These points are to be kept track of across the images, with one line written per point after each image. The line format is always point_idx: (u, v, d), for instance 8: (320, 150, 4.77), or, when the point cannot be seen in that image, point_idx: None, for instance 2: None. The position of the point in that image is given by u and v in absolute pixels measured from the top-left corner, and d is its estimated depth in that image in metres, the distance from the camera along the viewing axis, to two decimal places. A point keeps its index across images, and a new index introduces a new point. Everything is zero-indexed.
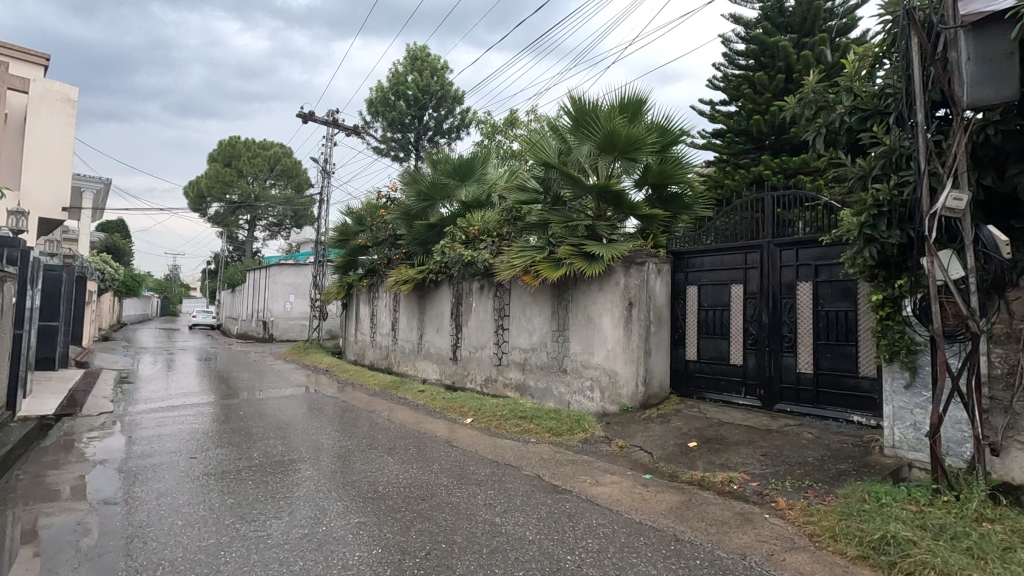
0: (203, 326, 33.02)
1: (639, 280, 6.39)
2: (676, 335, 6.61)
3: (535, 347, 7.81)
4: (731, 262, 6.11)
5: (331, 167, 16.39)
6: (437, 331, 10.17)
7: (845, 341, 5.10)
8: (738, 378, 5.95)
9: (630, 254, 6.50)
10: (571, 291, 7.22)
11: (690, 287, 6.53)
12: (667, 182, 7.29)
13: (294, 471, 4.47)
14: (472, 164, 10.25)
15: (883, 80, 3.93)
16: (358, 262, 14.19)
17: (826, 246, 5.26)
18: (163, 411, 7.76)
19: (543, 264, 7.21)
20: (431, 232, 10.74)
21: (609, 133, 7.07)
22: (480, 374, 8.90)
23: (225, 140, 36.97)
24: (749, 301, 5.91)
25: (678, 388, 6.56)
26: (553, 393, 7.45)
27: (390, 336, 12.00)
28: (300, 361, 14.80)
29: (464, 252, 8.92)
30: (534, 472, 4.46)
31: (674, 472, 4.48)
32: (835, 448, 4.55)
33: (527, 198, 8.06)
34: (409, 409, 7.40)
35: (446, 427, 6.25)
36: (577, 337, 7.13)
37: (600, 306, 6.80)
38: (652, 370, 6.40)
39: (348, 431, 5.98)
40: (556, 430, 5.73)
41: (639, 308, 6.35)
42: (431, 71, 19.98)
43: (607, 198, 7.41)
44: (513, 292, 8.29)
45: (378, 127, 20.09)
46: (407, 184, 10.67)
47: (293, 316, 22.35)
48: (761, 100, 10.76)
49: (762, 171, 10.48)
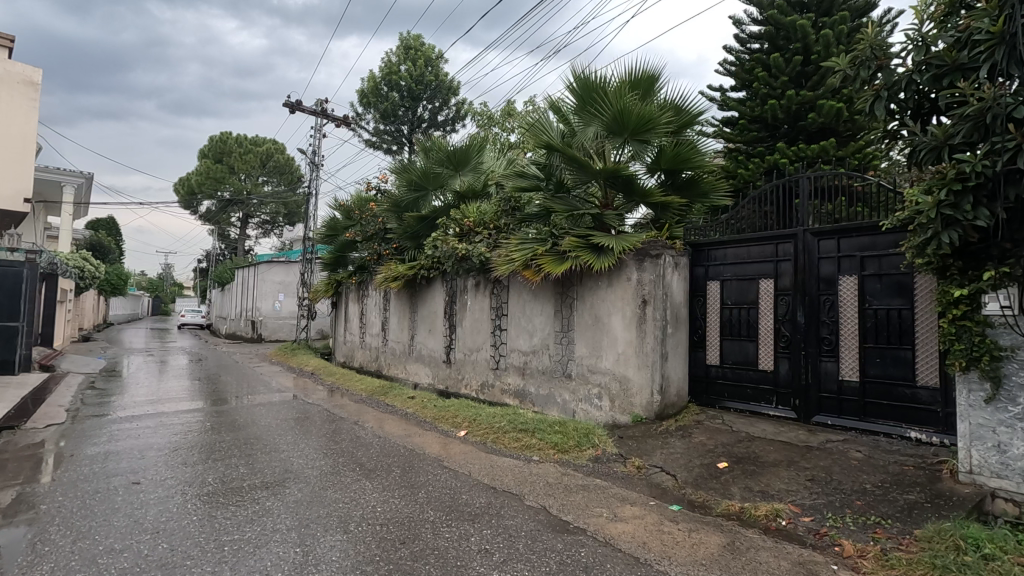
0: (194, 326, 32.20)
1: (654, 274, 5.67)
2: (695, 336, 5.89)
3: (537, 349, 7.09)
4: (759, 254, 5.40)
5: (320, 159, 15.64)
6: (429, 332, 9.42)
7: (898, 344, 4.40)
8: (768, 386, 5.24)
9: (644, 246, 5.79)
10: (577, 288, 6.50)
11: (711, 283, 5.81)
12: (682, 167, 6.57)
13: (253, 502, 3.73)
14: (467, 152, 9.53)
15: (967, 27, 3.26)
16: (348, 258, 13.46)
17: (874, 234, 4.58)
18: (124, 421, 6.98)
19: (546, 257, 6.47)
20: (423, 225, 9.99)
21: (618, 112, 6.36)
22: (476, 379, 8.17)
23: (216, 136, 36.15)
24: (780, 298, 5.19)
25: (697, 396, 5.84)
26: (557, 401, 6.72)
27: (380, 337, 11.26)
28: (286, 363, 14.04)
29: (459, 246, 8.16)
30: (539, 503, 3.73)
31: (706, 503, 3.75)
32: (895, 472, 3.83)
33: (528, 186, 7.32)
34: (396, 420, 6.65)
35: (437, 441, 5.52)
36: (583, 339, 6.41)
37: (610, 303, 6.08)
38: (669, 377, 5.67)
39: (325, 448, 5.23)
40: (562, 447, 5.01)
41: (654, 306, 5.63)
42: (426, 61, 19.21)
43: (616, 184, 6.67)
44: (511, 290, 7.57)
45: (370, 119, 19.36)
46: (397, 173, 9.91)
47: (283, 316, 21.60)
48: (776, 85, 10.06)
49: (779, 159, 9.83)
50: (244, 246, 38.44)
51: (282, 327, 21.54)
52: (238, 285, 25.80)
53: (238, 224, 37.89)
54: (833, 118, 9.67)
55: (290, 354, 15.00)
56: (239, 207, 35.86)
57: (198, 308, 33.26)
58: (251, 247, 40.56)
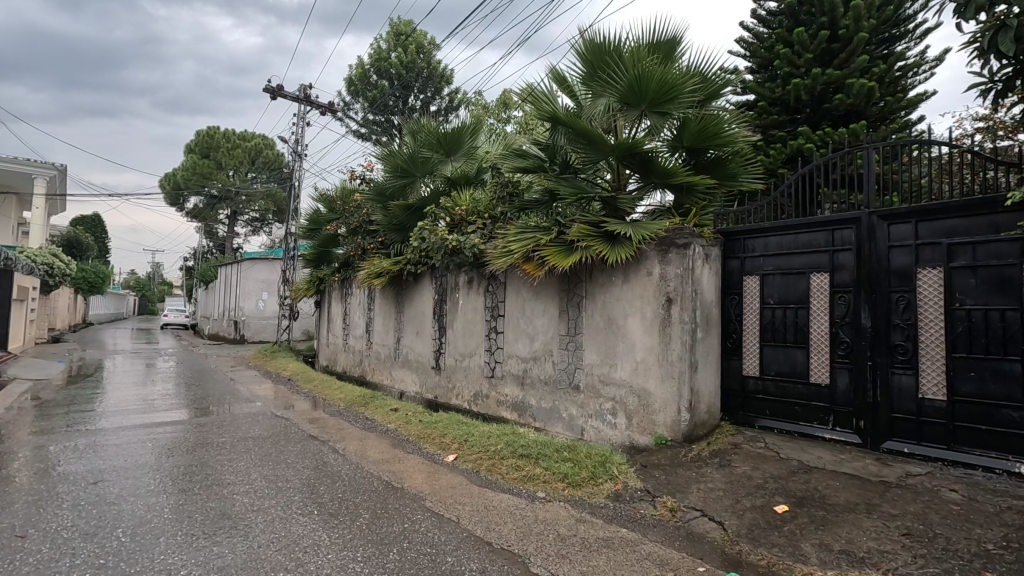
0: (177, 326, 31.04)
1: (681, 268, 4.75)
2: (728, 341, 4.96)
3: (538, 356, 6.15)
4: (810, 243, 4.47)
5: (303, 149, 14.65)
6: (417, 334, 8.46)
7: (1001, 355, 3.49)
8: (822, 403, 4.31)
9: (668, 234, 4.87)
10: (586, 284, 5.56)
11: (748, 278, 4.87)
12: (707, 144, 5.64)
13: (162, 571, 2.75)
14: (459, 135, 8.62)
15: None
16: (332, 255, 12.51)
17: (966, 216, 3.67)
18: (52, 440, 5.94)
19: (550, 248, 5.48)
20: (410, 216, 9.02)
21: (635, 79, 5.42)
22: (468, 389, 7.21)
23: (202, 130, 35.01)
24: (838, 295, 4.27)
25: (731, 413, 4.91)
26: (562, 416, 5.77)
27: (364, 339, 10.29)
28: (264, 367, 13.03)
29: (449, 237, 7.18)
30: (552, 571, 2.78)
31: (774, 569, 2.82)
32: (1018, 525, 2.91)
33: (527, 167, 6.35)
34: (374, 439, 5.68)
35: (420, 469, 4.56)
36: (594, 345, 5.47)
37: (627, 303, 5.16)
38: (700, 391, 4.74)
39: (280, 479, 4.26)
40: (573, 481, 4.07)
41: (681, 307, 4.71)
42: (417, 48, 18.23)
43: (632, 163, 5.72)
44: (508, 288, 6.63)
45: (358, 108, 18.39)
46: (381, 158, 8.94)
47: (267, 315, 20.61)
48: (799, 63, 9.16)
49: (802, 144, 8.94)
50: (232, 244, 37.34)
51: (266, 328, 20.56)
52: (222, 283, 24.80)
53: (225, 221, 36.78)
54: (861, 101, 8.87)
55: (268, 357, 13.99)
56: (226, 203, 34.80)
57: (182, 307, 32.13)
58: (239, 244, 39.44)
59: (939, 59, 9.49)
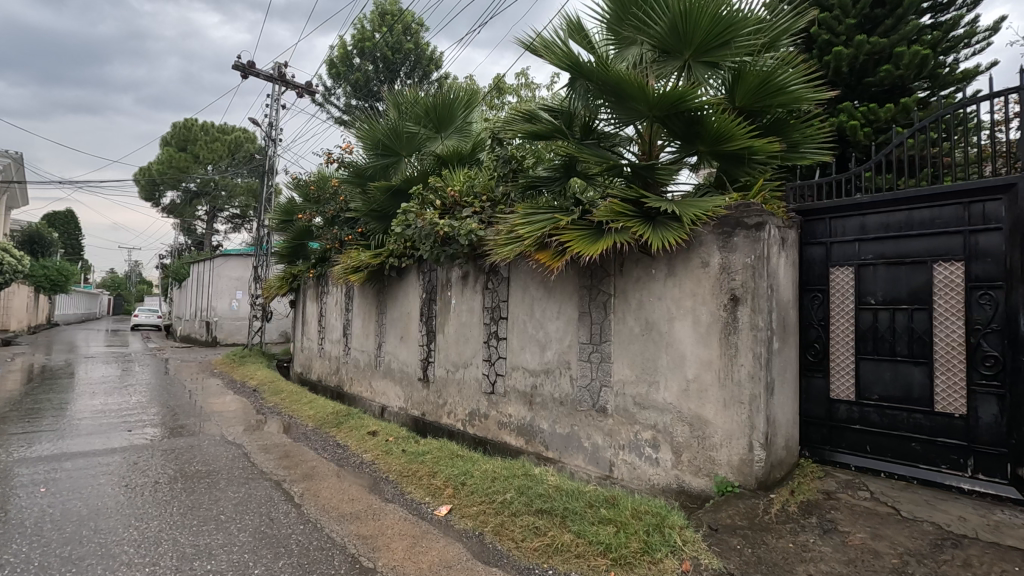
0: (148, 327, 29.35)
1: (752, 257, 3.57)
2: (807, 353, 3.79)
3: (551, 368, 4.93)
4: (931, 222, 3.30)
5: (277, 133, 13.32)
6: (401, 339, 7.20)
7: None
8: (955, 441, 3.15)
9: (734, 213, 3.69)
10: (617, 278, 4.36)
11: (837, 271, 3.69)
12: (767, 102, 4.42)
13: None
14: (452, 107, 7.40)
15: None
16: (308, 249, 11.20)
17: None
18: None
19: (572, 231, 4.23)
20: (394, 199, 7.75)
21: (682, 14, 4.17)
22: (461, 405, 5.99)
23: (179, 121, 33.29)
24: (979, 293, 3.10)
25: (813, 447, 3.74)
26: (583, 445, 4.58)
27: (341, 344, 9.00)
28: (230, 376, 11.68)
29: (439, 222, 5.87)
30: None
31: None
32: None
33: (537, 133, 5.10)
34: (345, 477, 4.45)
35: (403, 530, 3.35)
36: (627, 357, 4.28)
37: (674, 303, 3.98)
38: (777, 422, 3.57)
39: (202, 552, 3.00)
40: (619, 555, 2.89)
41: (752, 309, 3.55)
42: (404, 29, 16.94)
43: (673, 125, 4.47)
44: (513, 285, 5.40)
45: (339, 94, 17.12)
46: (361, 133, 7.68)
47: (242, 316, 19.19)
48: (839, 30, 8.02)
49: (843, 121, 7.78)
50: (210, 241, 35.67)
51: (240, 329, 19.13)
52: (194, 281, 23.28)
53: (203, 218, 35.08)
54: (909, 73, 7.78)
55: (236, 363, 12.62)
56: (203, 199, 33.15)
57: (155, 308, 30.44)
58: (218, 242, 37.76)
59: (992, 27, 8.31)
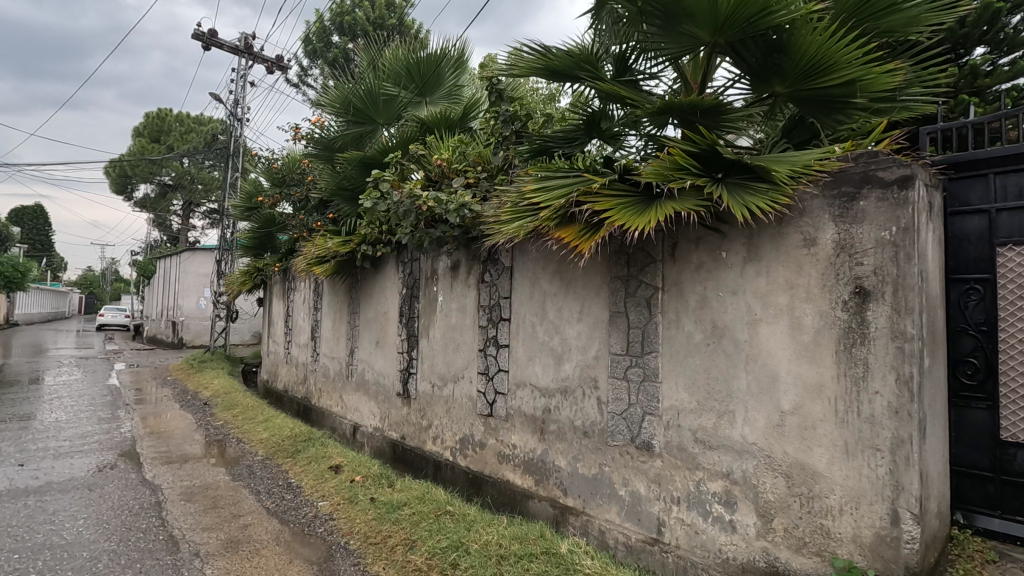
0: (116, 329, 27.57)
1: (893, 230, 2.36)
2: (958, 373, 2.60)
3: (571, 388, 3.70)
4: None
5: (243, 111, 11.91)
6: (376, 345, 5.91)
7: None
8: None
9: (862, 167, 2.47)
10: (669, 264, 3.13)
11: (1011, 254, 2.48)
12: (873, 21, 3.18)
13: None
14: (437, 65, 6.13)
15: None
16: (275, 239, 9.84)
17: None
18: None
19: (609, 198, 2.98)
20: (367, 175, 6.47)
21: None
22: (450, 429, 4.73)
23: (151, 111, 31.55)
24: None
25: (972, 513, 2.55)
26: (618, 495, 3.35)
27: (309, 349, 7.69)
28: (185, 384, 10.27)
29: (421, 195, 4.58)
30: None
31: None
32: None
33: (552, 72, 3.82)
34: (286, 544, 3.18)
35: None
36: (683, 376, 3.06)
37: (758, 300, 2.76)
38: (930, 479, 2.37)
39: None
40: None
41: (895, 311, 2.34)
42: (387, 5, 15.60)
43: (747, 52, 3.21)
44: (519, 276, 4.16)
45: (317, 74, 15.73)
46: (327, 96, 6.39)
47: (210, 316, 17.68)
48: None
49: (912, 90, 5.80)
50: (185, 237, 33.89)
51: (207, 330, 17.59)
52: (161, 278, 21.65)
53: (178, 213, 33.30)
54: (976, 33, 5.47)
55: (195, 369, 11.21)
56: (177, 193, 31.36)
57: (123, 309, 28.68)
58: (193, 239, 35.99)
59: None
